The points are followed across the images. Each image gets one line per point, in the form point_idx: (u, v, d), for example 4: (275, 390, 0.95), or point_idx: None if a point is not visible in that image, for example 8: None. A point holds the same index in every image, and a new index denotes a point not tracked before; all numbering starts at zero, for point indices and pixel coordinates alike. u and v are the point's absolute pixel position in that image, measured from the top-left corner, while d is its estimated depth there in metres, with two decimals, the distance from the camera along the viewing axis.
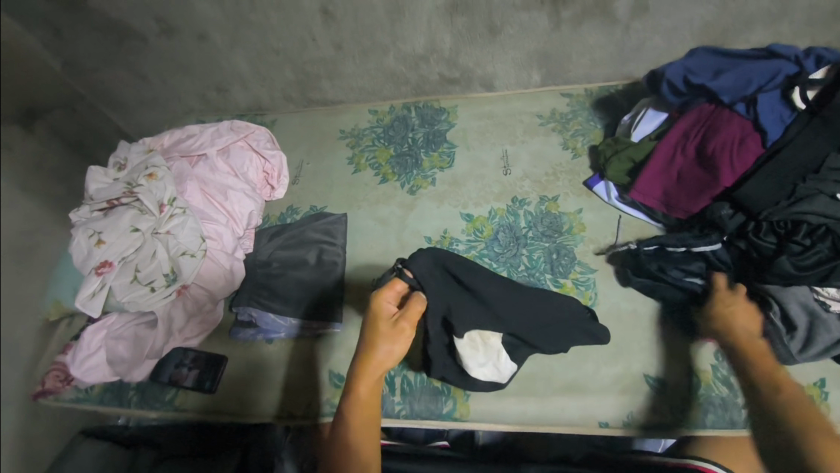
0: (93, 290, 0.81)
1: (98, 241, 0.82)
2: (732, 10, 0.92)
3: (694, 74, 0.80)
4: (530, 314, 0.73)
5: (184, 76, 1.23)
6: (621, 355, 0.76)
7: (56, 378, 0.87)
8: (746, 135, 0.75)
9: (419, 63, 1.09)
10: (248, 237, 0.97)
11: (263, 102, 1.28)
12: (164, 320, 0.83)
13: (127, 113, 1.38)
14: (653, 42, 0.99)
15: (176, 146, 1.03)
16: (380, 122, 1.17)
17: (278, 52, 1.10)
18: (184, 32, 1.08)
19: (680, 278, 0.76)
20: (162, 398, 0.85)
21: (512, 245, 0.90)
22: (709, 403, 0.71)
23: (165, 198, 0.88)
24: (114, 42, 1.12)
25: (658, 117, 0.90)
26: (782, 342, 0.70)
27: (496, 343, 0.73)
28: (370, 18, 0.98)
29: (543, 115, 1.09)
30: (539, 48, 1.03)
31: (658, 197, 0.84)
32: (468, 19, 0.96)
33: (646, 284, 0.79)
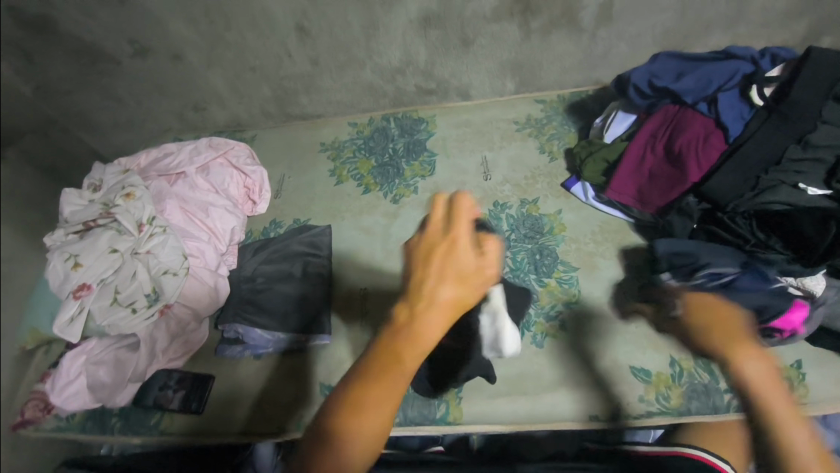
0: (71, 315, 0.79)
1: (75, 264, 0.81)
2: (690, 16, 0.97)
3: (658, 77, 0.84)
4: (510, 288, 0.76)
5: (160, 96, 1.22)
6: (607, 349, 0.78)
7: (35, 408, 0.84)
8: (709, 132, 0.79)
9: (396, 75, 1.11)
10: (231, 253, 0.96)
11: (242, 118, 1.28)
12: (146, 342, 0.81)
13: (102, 135, 1.36)
14: (619, 48, 1.04)
15: (153, 166, 1.02)
16: (360, 134, 1.18)
17: (255, 68, 1.11)
18: (158, 51, 1.08)
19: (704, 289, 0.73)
20: (148, 423, 0.82)
21: None
22: (692, 390, 0.73)
23: (144, 218, 0.87)
24: (86, 64, 1.11)
25: (627, 119, 0.94)
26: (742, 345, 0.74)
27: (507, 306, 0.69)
28: (346, 33, 1.00)
29: (519, 122, 1.12)
30: (512, 57, 1.06)
31: (632, 194, 0.86)
32: (441, 31, 0.99)
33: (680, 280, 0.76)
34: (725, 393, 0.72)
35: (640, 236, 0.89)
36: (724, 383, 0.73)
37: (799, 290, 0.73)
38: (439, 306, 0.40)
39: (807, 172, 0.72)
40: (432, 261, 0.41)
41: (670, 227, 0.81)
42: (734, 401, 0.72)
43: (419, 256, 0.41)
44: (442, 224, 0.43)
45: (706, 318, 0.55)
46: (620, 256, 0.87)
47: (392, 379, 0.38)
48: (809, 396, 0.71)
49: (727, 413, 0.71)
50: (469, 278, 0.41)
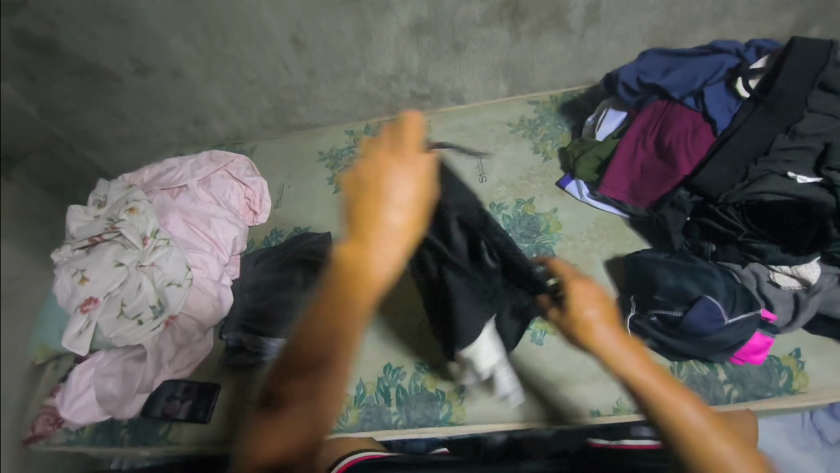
0: (79, 329, 0.81)
1: (82, 278, 0.83)
2: (677, 13, 0.99)
3: (646, 74, 0.86)
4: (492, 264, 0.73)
5: (161, 112, 1.25)
6: None
7: (46, 422, 0.86)
8: (697, 126, 0.81)
9: (391, 83, 1.13)
10: (233, 263, 0.98)
11: (241, 131, 1.31)
12: (152, 353, 0.83)
13: (106, 152, 1.39)
14: (608, 47, 1.06)
15: (156, 180, 1.05)
16: (356, 142, 1.21)
17: (253, 82, 1.13)
18: (158, 69, 1.11)
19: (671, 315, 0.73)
20: (156, 433, 0.84)
21: None
22: (693, 382, 0.73)
23: (148, 232, 0.89)
24: (88, 83, 1.14)
25: (618, 116, 0.95)
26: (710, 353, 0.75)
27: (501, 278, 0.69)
28: (340, 43, 1.02)
29: (513, 123, 1.14)
30: (503, 60, 1.08)
31: (626, 189, 0.88)
32: (432, 38, 1.01)
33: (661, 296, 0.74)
34: (725, 385, 0.72)
35: (635, 231, 0.90)
36: (723, 375, 0.73)
37: (796, 283, 0.74)
38: (400, 220, 0.56)
39: (797, 161, 0.73)
40: (393, 186, 0.57)
41: (663, 220, 0.83)
42: (734, 393, 0.71)
43: (358, 189, 0.58)
44: (390, 157, 0.58)
45: (584, 307, 0.52)
46: (615, 252, 0.88)
47: (361, 294, 0.53)
48: (809, 386, 0.71)
49: (728, 405, 0.71)
50: (420, 201, 0.57)
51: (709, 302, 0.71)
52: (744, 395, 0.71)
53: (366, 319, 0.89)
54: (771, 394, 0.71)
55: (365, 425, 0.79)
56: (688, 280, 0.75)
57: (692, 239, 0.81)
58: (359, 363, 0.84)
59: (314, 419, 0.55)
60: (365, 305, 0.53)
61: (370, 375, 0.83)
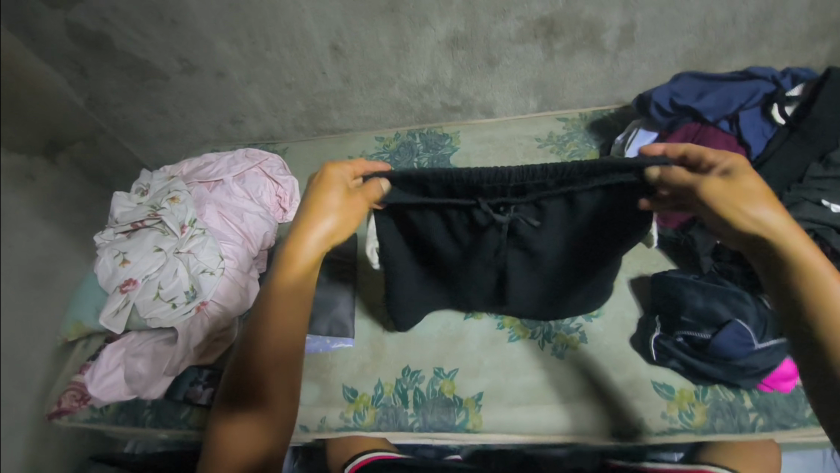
0: (117, 307, 0.86)
1: (123, 261, 0.88)
2: (712, 38, 1.00)
3: (679, 96, 0.85)
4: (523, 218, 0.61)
5: (201, 110, 1.30)
6: (631, 362, 0.77)
7: (72, 398, 0.88)
8: (732, 150, 0.80)
9: (423, 93, 1.17)
10: (261, 257, 1.01)
11: (275, 131, 1.36)
12: (183, 336, 0.85)
13: (145, 145, 1.45)
14: (641, 68, 1.07)
15: (195, 173, 1.09)
16: (386, 148, 1.24)
17: (290, 85, 1.18)
18: (203, 69, 1.16)
19: (695, 337, 0.71)
20: (178, 416, 0.86)
21: None
22: (717, 408, 0.71)
23: (186, 220, 0.93)
24: (137, 79, 1.21)
25: (648, 136, 0.91)
26: (753, 370, 0.68)
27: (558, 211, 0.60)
28: (377, 53, 1.06)
29: (541, 138, 1.16)
30: (535, 77, 1.10)
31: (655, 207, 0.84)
32: (467, 51, 1.04)
33: (689, 320, 0.73)
34: (751, 412, 0.70)
35: (663, 252, 0.87)
36: (749, 402, 0.71)
37: None
38: (320, 227, 0.54)
39: (831, 190, 0.73)
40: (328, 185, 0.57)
41: (692, 243, 0.80)
42: (759, 421, 0.69)
43: (305, 209, 0.55)
44: (326, 185, 0.56)
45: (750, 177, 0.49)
46: (641, 270, 0.86)
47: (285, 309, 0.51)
48: None
49: (752, 433, 0.69)
50: (341, 206, 0.55)
51: (739, 326, 0.69)
52: (769, 423, 0.69)
53: (387, 321, 0.90)
54: (796, 425, 0.69)
55: (382, 427, 0.79)
56: (718, 302, 0.72)
57: (720, 263, 0.78)
58: (379, 363, 0.85)
59: (266, 425, 0.49)
60: (295, 318, 0.52)
61: (389, 377, 0.84)
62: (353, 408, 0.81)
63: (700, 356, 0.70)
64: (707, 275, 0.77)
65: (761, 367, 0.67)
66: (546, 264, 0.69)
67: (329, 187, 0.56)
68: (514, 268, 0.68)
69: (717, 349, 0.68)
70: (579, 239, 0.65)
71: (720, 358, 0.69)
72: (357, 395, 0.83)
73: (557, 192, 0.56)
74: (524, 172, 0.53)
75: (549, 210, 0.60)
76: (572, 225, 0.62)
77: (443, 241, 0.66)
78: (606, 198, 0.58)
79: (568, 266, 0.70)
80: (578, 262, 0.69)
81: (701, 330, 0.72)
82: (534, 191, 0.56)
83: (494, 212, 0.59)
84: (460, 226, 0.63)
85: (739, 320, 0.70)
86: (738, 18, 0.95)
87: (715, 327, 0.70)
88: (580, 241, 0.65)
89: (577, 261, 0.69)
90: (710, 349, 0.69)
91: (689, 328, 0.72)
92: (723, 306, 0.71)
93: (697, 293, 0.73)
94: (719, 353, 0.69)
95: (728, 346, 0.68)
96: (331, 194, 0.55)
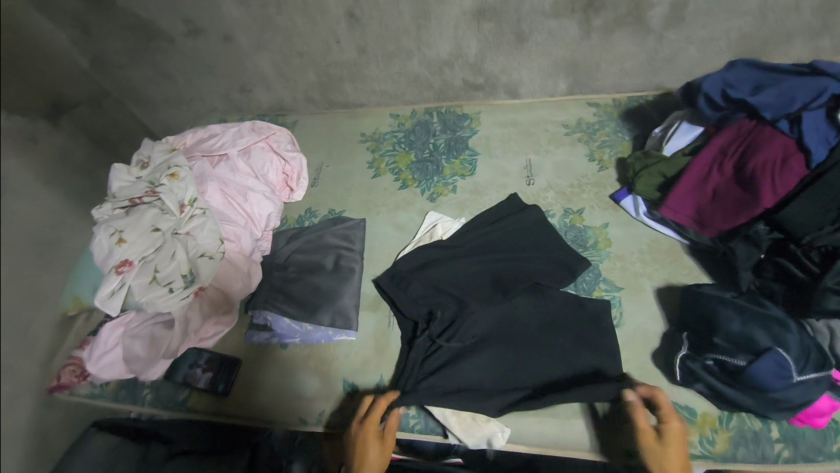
0: (112, 289, 0.79)
1: (119, 240, 0.80)
2: (771, 22, 0.88)
3: (733, 87, 0.76)
4: (475, 326, 0.80)
5: (208, 76, 1.22)
6: (650, 380, 0.73)
7: (72, 373, 0.87)
8: (789, 155, 0.71)
9: (444, 68, 1.07)
10: (265, 239, 0.98)
11: (285, 103, 1.27)
12: (180, 322, 0.82)
13: (152, 110, 1.38)
14: (688, 52, 0.96)
15: (198, 145, 1.03)
16: (401, 127, 1.16)
17: (302, 54, 1.09)
18: (210, 32, 1.08)
19: (726, 359, 0.66)
20: (177, 398, 0.85)
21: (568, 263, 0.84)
22: (741, 437, 0.67)
23: (186, 199, 0.88)
24: (141, 40, 1.14)
25: (692, 131, 0.86)
26: (781, 404, 0.62)
27: (477, 320, 0.80)
28: (396, 22, 0.97)
29: (569, 125, 1.07)
30: (567, 56, 1.00)
31: (690, 214, 0.79)
32: (495, 25, 0.95)
33: (726, 347, 0.66)
34: (776, 443, 0.66)
35: (694, 259, 0.83)
36: (776, 432, 0.66)
37: None
38: (371, 447, 0.70)
39: None
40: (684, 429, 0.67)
41: (732, 254, 0.75)
42: (784, 452, 0.65)
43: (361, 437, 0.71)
44: (368, 425, 0.71)
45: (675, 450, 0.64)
46: (668, 279, 0.81)
47: None
48: None
49: (776, 465, 0.65)
50: (374, 436, 0.71)
51: (778, 356, 0.63)
52: (794, 455, 0.65)
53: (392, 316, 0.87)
54: (823, 459, 0.64)
55: None
56: (758, 327, 0.66)
57: (762, 279, 0.73)
58: (381, 362, 0.83)
59: None
60: None
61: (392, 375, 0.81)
62: (352, 405, 0.80)
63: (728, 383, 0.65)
64: (745, 293, 0.72)
65: (794, 402, 0.62)
66: (520, 367, 0.75)
67: (370, 425, 0.71)
68: (510, 368, 0.75)
69: (750, 380, 0.63)
70: (541, 330, 0.78)
71: (750, 389, 0.64)
72: (358, 391, 0.81)
73: (429, 328, 0.81)
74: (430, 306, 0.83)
75: (452, 329, 0.80)
76: (514, 332, 0.79)
77: (453, 372, 0.75)
78: (431, 323, 0.81)
79: (567, 371, 0.74)
80: (572, 364, 0.74)
81: (735, 356, 0.66)
82: (435, 333, 0.80)
83: (439, 337, 0.80)
84: (431, 336, 0.80)
85: (779, 349, 0.63)
86: (803, 2, 0.84)
87: (751, 351, 0.65)
88: (531, 353, 0.76)
89: (565, 357, 0.75)
90: (737, 380, 0.64)
91: (724, 350, 0.67)
92: (757, 330, 0.65)
93: (733, 317, 0.67)
94: (755, 385, 0.63)
95: (760, 379, 0.63)
96: (369, 426, 0.71)
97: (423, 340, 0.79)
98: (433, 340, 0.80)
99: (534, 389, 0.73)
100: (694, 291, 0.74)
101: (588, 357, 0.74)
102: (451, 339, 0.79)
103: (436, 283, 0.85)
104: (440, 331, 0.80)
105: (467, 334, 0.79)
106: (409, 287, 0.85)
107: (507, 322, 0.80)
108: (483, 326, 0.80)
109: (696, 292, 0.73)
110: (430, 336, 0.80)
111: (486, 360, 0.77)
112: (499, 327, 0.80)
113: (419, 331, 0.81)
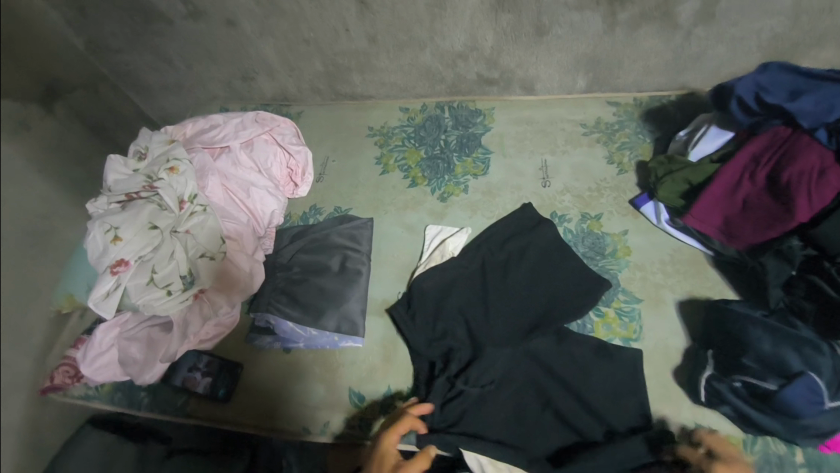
0: (107, 290, 0.76)
1: (115, 238, 0.75)
2: (804, 23, 0.84)
3: (767, 91, 0.72)
4: (495, 363, 0.74)
5: (210, 62, 1.16)
6: (670, 398, 0.70)
7: (65, 374, 0.84)
8: (826, 167, 0.67)
9: (457, 61, 1.02)
10: (268, 237, 0.94)
11: (289, 93, 1.21)
12: (179, 325, 0.79)
13: (151, 97, 1.32)
14: (715, 51, 0.91)
15: (198, 136, 0.98)
16: (411, 121, 1.11)
17: (309, 42, 1.04)
18: (212, 16, 1.02)
19: (756, 383, 0.63)
20: (174, 403, 0.82)
21: (585, 272, 0.80)
22: (765, 461, 0.64)
23: (186, 195, 0.83)
24: (139, 23, 1.08)
25: (720, 136, 0.82)
26: (812, 432, 0.59)
27: (496, 357, 0.75)
28: (409, 11, 0.92)
29: (587, 124, 1.02)
30: (588, 52, 0.95)
31: (717, 224, 0.75)
32: (514, 16, 0.89)
33: (757, 369, 0.64)
34: (801, 468, 0.63)
35: (719, 272, 0.79)
36: (801, 457, 0.64)
37: None
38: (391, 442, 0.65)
39: None
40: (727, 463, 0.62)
41: (761, 269, 0.72)
42: None
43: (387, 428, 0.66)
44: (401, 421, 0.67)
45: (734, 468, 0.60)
46: (691, 291, 0.78)
47: None
48: None
49: None
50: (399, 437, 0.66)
51: (811, 381, 0.60)
52: None
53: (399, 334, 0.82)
54: None
55: None
56: (789, 349, 0.63)
57: (792, 297, 0.69)
58: (389, 370, 0.79)
59: None
60: None
61: (399, 385, 0.78)
62: (359, 416, 0.77)
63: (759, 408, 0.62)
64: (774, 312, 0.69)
65: (825, 431, 0.59)
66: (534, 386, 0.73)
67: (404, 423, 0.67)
68: (531, 416, 0.71)
69: (782, 405, 0.60)
70: (556, 348, 0.75)
71: (783, 413, 0.60)
72: (364, 401, 0.78)
73: (448, 370, 0.75)
74: (445, 345, 0.78)
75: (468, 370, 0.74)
76: (534, 361, 0.75)
77: (473, 422, 0.71)
78: (448, 363, 0.76)
79: (578, 391, 0.71)
80: (583, 384, 0.72)
81: (766, 379, 0.63)
82: (453, 373, 0.75)
83: (457, 377, 0.74)
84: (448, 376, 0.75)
85: (812, 374, 0.60)
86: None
87: (783, 376, 0.62)
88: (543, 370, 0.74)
89: (577, 377, 0.72)
90: (773, 405, 0.61)
91: (757, 371, 0.64)
92: (785, 350, 0.63)
93: (763, 337, 0.65)
94: (790, 410, 0.60)
95: (793, 404, 0.59)
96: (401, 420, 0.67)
97: (440, 383, 0.74)
98: (452, 382, 0.74)
99: (544, 405, 0.72)
100: (722, 307, 0.70)
101: (600, 376, 0.72)
102: (471, 381, 0.73)
103: (450, 316, 0.80)
104: (458, 370, 0.75)
105: (483, 376, 0.74)
106: (418, 325, 0.80)
107: (523, 354, 0.75)
108: (503, 363, 0.75)
109: (724, 308, 0.70)
110: (450, 376, 0.75)
111: (508, 403, 0.72)
112: (517, 369, 0.75)
113: (436, 371, 0.76)
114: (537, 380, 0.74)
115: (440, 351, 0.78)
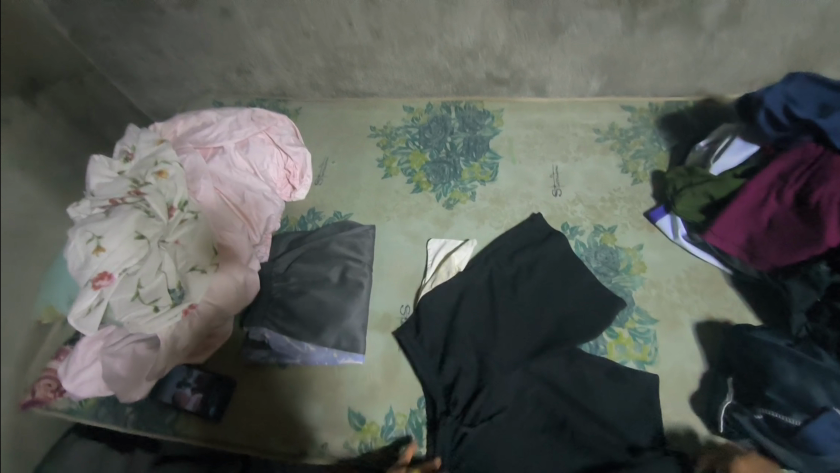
0: (89, 305, 0.72)
1: (97, 248, 0.71)
2: (832, 30, 0.80)
3: (797, 105, 0.69)
4: (507, 388, 0.71)
5: (203, 54, 1.10)
6: (685, 426, 0.67)
7: (47, 388, 0.80)
8: None
9: (466, 59, 0.96)
10: (264, 244, 0.88)
11: (287, 88, 1.15)
12: (166, 342, 0.74)
13: (140, 89, 1.25)
14: (737, 56, 0.86)
15: (189, 135, 0.92)
16: (415, 122, 1.06)
17: (309, 35, 0.97)
18: (205, 4, 0.96)
19: (779, 416, 0.60)
20: (163, 420, 0.78)
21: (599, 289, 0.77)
22: None
23: (175, 201, 0.79)
24: (126, 9, 1.01)
25: (746, 148, 0.77)
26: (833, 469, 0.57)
27: (508, 384, 0.71)
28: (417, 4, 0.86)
29: (600, 130, 0.97)
30: (605, 53, 0.90)
31: (739, 243, 0.72)
32: (528, 14, 0.84)
33: (783, 404, 0.61)
34: None
35: (738, 293, 0.76)
36: None
37: None
38: None
39: None
40: None
41: (786, 293, 0.68)
42: None
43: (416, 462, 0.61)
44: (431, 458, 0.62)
45: None
46: (708, 312, 0.74)
47: None
48: None
49: None
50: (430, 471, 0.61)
51: (835, 417, 0.57)
52: None
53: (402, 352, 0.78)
54: None
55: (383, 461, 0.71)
56: (816, 384, 0.60)
57: (815, 323, 0.65)
58: (391, 389, 0.76)
59: None
60: None
61: (402, 406, 0.74)
62: (359, 438, 0.73)
63: (783, 443, 0.59)
64: (799, 343, 0.65)
65: None
66: (544, 410, 0.70)
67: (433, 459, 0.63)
68: (544, 446, 0.67)
69: (804, 441, 0.58)
70: (568, 372, 0.71)
71: (805, 449, 0.58)
72: (364, 422, 0.74)
73: (458, 398, 0.72)
74: (453, 372, 0.74)
75: (478, 398, 0.71)
76: (545, 384, 0.71)
77: (481, 452, 0.68)
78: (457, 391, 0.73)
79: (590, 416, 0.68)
80: (595, 409, 0.68)
81: (789, 413, 0.60)
82: (463, 399, 0.72)
83: (467, 407, 0.71)
84: (458, 402, 0.71)
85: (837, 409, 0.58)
86: None
87: (807, 411, 0.59)
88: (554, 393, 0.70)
89: (590, 403, 0.69)
90: (797, 442, 0.58)
91: (785, 405, 0.60)
92: (813, 383, 0.60)
93: (789, 368, 0.62)
94: (812, 447, 0.57)
95: (817, 441, 0.57)
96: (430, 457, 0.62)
97: (449, 416, 0.70)
98: (462, 411, 0.71)
99: (555, 432, 0.68)
100: (745, 334, 0.67)
101: (614, 402, 0.68)
102: (483, 413, 0.70)
103: (458, 339, 0.76)
104: (467, 397, 0.72)
105: (492, 405, 0.70)
106: (425, 345, 0.76)
107: (534, 377, 0.72)
108: (514, 390, 0.71)
109: (747, 335, 0.66)
110: (464, 402, 0.71)
111: (520, 432, 0.69)
112: (529, 399, 0.71)
113: (444, 397, 0.73)
114: (548, 406, 0.70)
115: (448, 378, 0.74)
